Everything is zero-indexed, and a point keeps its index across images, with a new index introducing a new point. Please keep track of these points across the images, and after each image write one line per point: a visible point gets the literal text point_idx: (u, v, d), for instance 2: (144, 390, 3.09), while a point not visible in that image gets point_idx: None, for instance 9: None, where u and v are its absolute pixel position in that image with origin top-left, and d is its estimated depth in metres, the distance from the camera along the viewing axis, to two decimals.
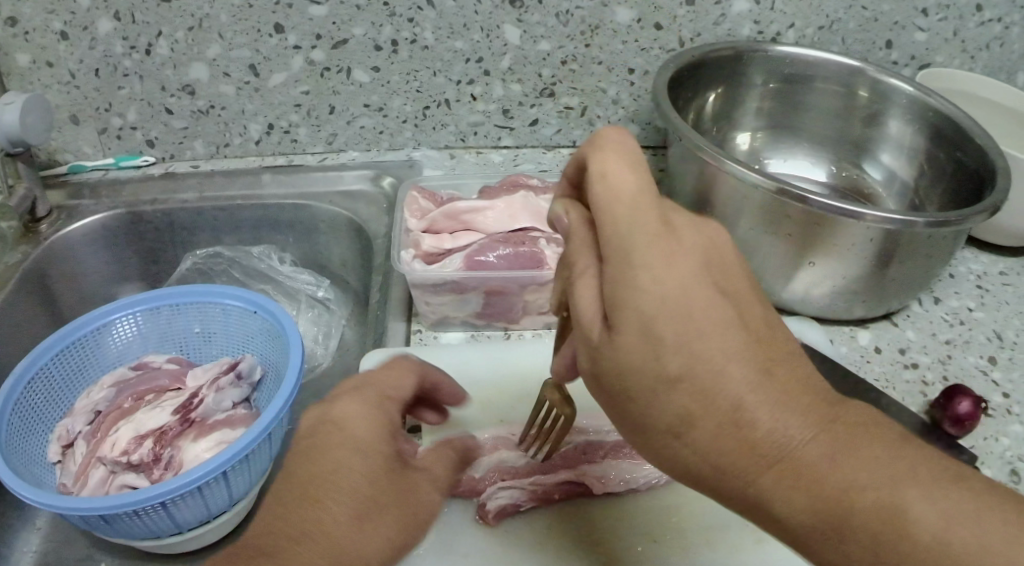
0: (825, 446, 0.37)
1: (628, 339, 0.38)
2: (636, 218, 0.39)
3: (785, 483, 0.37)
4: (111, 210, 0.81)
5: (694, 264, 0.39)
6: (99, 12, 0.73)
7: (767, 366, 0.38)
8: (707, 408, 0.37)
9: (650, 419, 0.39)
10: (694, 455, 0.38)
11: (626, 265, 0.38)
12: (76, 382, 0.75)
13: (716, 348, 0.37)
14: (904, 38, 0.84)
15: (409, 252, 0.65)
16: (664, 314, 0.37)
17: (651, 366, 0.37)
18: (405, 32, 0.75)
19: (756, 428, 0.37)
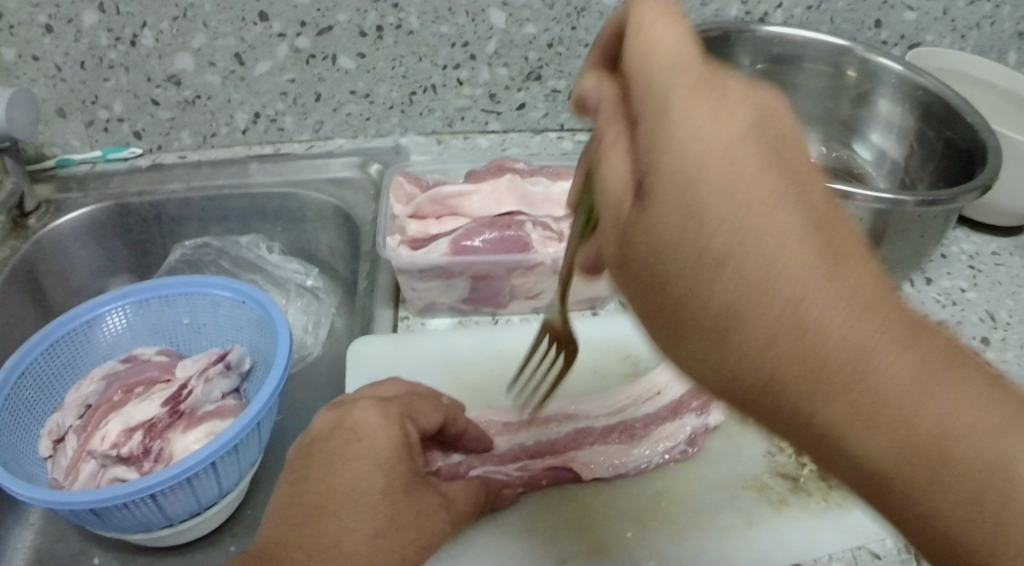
0: (912, 370, 0.30)
1: (668, 210, 0.31)
2: (676, 77, 0.31)
3: (864, 405, 0.31)
4: (99, 203, 0.81)
5: (746, 121, 0.31)
6: (83, 5, 0.73)
7: (839, 259, 0.30)
8: (763, 306, 0.30)
9: (692, 310, 0.32)
10: (745, 355, 0.31)
11: (661, 130, 0.31)
12: (66, 376, 0.75)
13: (778, 231, 0.30)
14: (893, 17, 0.84)
15: (395, 237, 0.64)
16: (713, 174, 0.30)
17: (694, 247, 0.31)
18: (390, 17, 0.75)
19: (824, 337, 0.30)
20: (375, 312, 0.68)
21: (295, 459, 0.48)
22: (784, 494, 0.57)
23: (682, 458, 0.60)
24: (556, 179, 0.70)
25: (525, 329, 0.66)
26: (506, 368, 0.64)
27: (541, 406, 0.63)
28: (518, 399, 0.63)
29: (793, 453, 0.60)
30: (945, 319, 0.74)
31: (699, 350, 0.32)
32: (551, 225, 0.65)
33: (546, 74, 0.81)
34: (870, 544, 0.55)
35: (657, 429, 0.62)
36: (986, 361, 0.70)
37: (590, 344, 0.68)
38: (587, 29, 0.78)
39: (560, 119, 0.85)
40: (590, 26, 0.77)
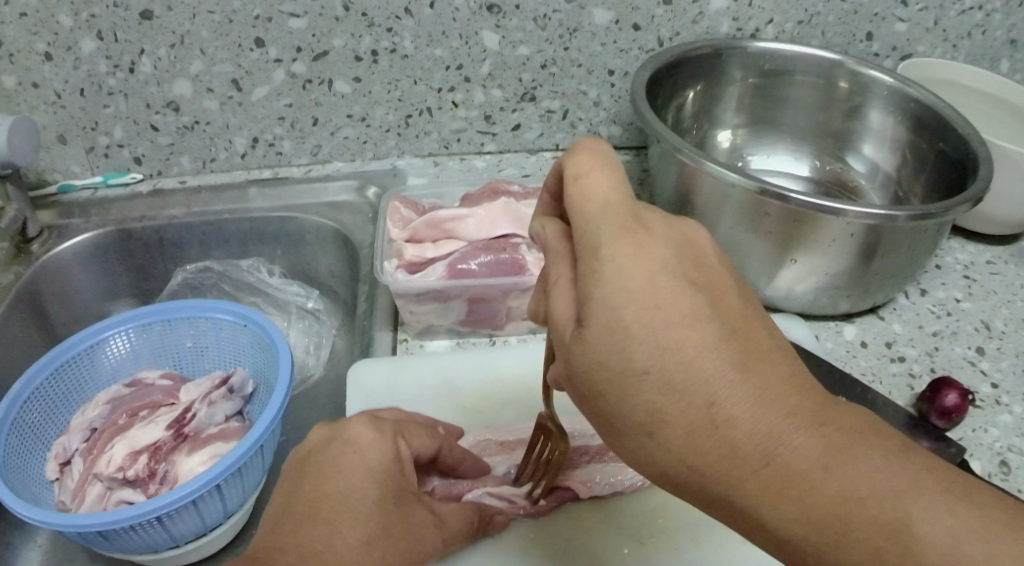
0: (821, 451, 0.34)
1: (593, 324, 0.36)
2: (604, 216, 0.39)
3: (772, 488, 0.34)
4: (101, 228, 0.82)
5: (663, 253, 0.37)
6: (82, 32, 0.73)
7: (747, 364, 0.35)
8: (678, 406, 0.35)
9: (621, 416, 0.36)
10: (670, 452, 0.35)
11: (593, 258, 0.37)
12: (72, 400, 0.76)
13: (688, 342, 0.35)
14: (885, 29, 0.85)
15: (392, 262, 0.65)
16: (631, 303, 0.36)
17: (617, 358, 0.36)
18: (385, 41, 0.76)
19: (735, 428, 0.34)
20: (374, 335, 0.69)
21: (290, 471, 0.49)
22: None
23: None
24: None
25: (522, 350, 0.67)
26: (504, 389, 0.65)
27: None
28: (516, 420, 0.63)
29: None
30: (939, 329, 0.74)
31: (636, 454, 0.37)
32: None
33: (539, 94, 0.81)
34: None
35: None
36: (981, 371, 0.70)
37: None
38: (579, 49, 0.78)
39: (555, 139, 0.86)
40: (583, 46, 0.78)
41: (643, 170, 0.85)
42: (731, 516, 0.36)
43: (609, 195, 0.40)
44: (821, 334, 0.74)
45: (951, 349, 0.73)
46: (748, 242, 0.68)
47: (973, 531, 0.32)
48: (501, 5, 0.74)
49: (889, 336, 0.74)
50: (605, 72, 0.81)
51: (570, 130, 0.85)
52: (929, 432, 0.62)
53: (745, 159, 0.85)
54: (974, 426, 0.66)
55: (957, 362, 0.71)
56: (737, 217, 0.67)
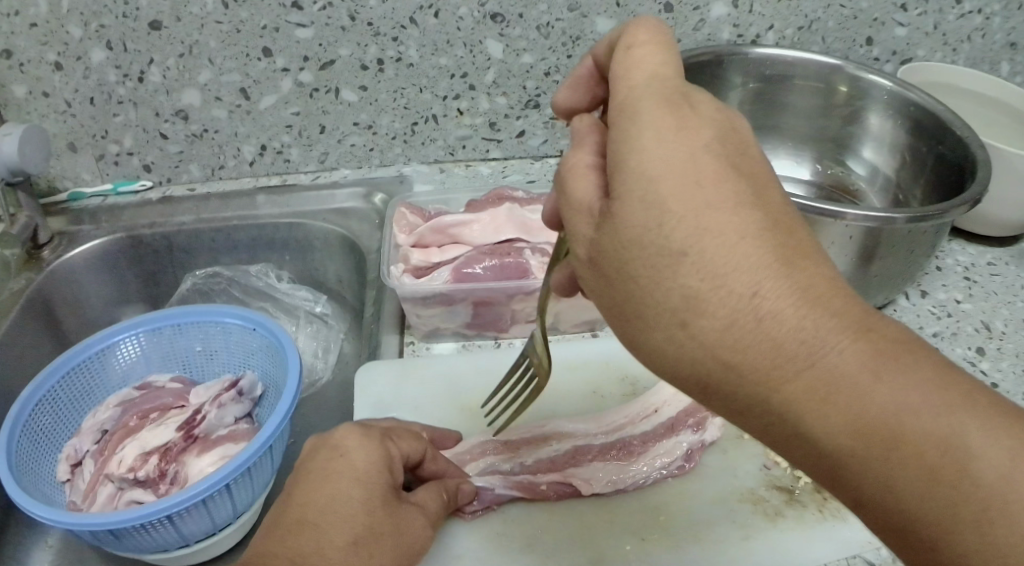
0: (866, 355, 0.34)
1: (626, 196, 0.35)
2: (646, 93, 0.37)
3: (814, 393, 0.34)
4: (111, 234, 0.83)
5: (706, 135, 0.36)
6: (92, 42, 0.75)
7: (792, 260, 0.34)
8: (718, 293, 0.34)
9: (652, 305, 0.36)
10: (703, 342, 0.35)
11: (629, 137, 0.36)
12: (83, 403, 0.77)
13: (729, 227, 0.34)
14: (884, 34, 0.85)
15: (398, 267, 0.66)
16: (670, 177, 0.35)
17: (653, 235, 0.35)
18: (390, 50, 0.77)
19: (779, 324, 0.34)
20: (381, 339, 0.70)
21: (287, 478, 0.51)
22: (780, 507, 0.59)
23: (679, 473, 0.61)
24: None
25: None
26: None
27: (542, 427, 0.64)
28: (517, 420, 0.64)
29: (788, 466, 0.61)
30: (940, 330, 0.75)
31: (664, 346, 0.36)
32: (549, 250, 0.67)
33: (544, 102, 0.83)
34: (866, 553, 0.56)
35: (655, 445, 0.63)
36: (981, 371, 0.71)
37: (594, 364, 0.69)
38: (582, 57, 0.79)
39: (559, 145, 0.87)
40: (586, 54, 0.79)
41: None
42: (767, 414, 0.35)
43: (656, 76, 0.38)
44: None
45: (951, 349, 0.73)
46: None
47: (1017, 451, 0.32)
48: (504, 14, 0.75)
49: None
50: None
51: None
52: None
53: None
54: None
55: (956, 362, 0.72)
56: None
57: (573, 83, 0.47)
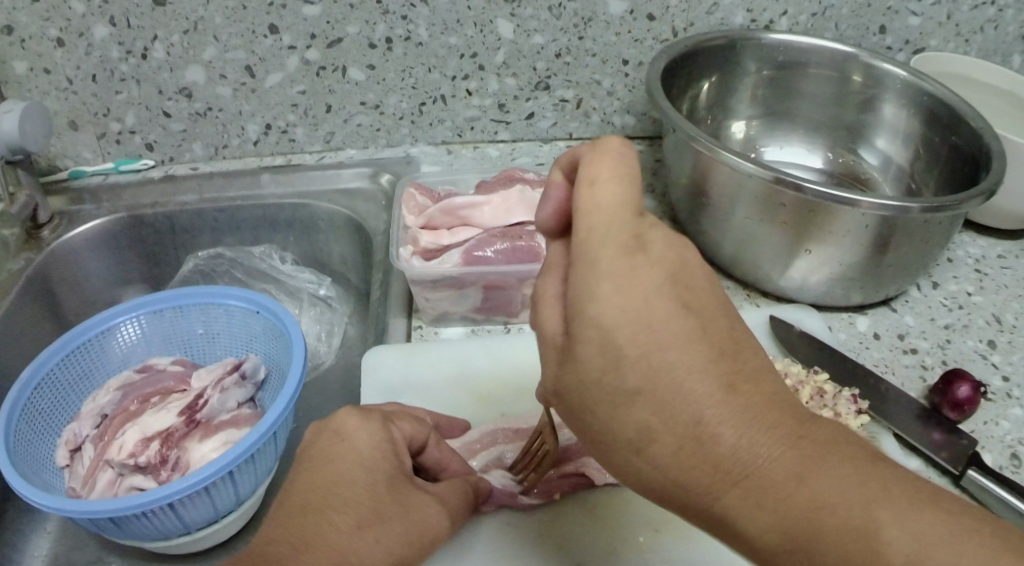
0: (796, 462, 0.33)
1: (587, 347, 0.35)
2: (609, 231, 0.36)
3: (751, 504, 0.34)
4: (113, 214, 0.81)
5: (659, 277, 0.35)
6: (95, 18, 0.73)
7: (731, 382, 0.34)
8: (669, 426, 0.34)
9: (613, 436, 0.36)
10: (661, 473, 0.35)
11: (581, 288, 0.36)
12: (82, 387, 0.76)
13: (672, 350, 0.34)
14: (898, 22, 0.84)
15: (407, 248, 0.65)
16: (624, 327, 0.34)
17: (610, 379, 0.35)
18: (399, 29, 0.76)
19: (718, 448, 0.34)
20: (388, 322, 0.69)
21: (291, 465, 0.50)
22: None
23: None
24: None
25: (540, 338, 0.67)
26: (519, 376, 0.65)
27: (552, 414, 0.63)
28: (530, 408, 0.63)
29: None
30: (951, 322, 0.74)
31: (629, 471, 0.36)
32: None
33: (554, 83, 0.81)
34: None
35: None
36: (993, 364, 0.70)
37: None
38: (594, 39, 0.78)
39: (569, 128, 0.86)
40: (597, 36, 0.78)
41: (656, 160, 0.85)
42: (705, 520, 0.35)
43: (616, 196, 0.37)
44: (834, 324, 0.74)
45: (963, 341, 0.73)
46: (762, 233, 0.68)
47: (937, 538, 0.31)
48: None
49: (902, 328, 0.74)
50: (619, 62, 0.80)
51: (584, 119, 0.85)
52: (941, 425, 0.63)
53: (759, 151, 0.85)
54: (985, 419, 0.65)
55: (968, 355, 0.71)
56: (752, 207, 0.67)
57: (557, 204, 0.40)
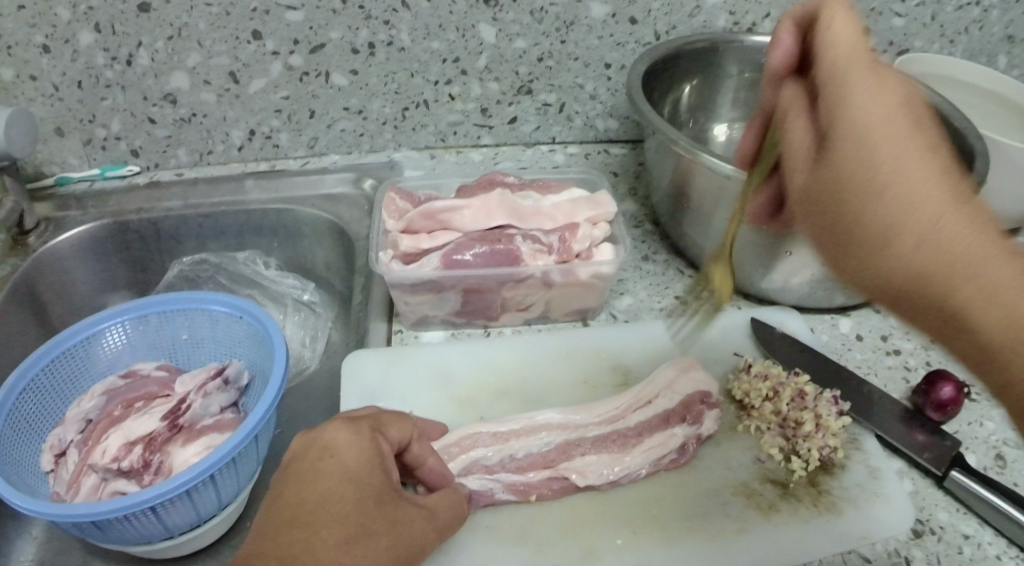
0: (1019, 269, 0.41)
1: (844, 149, 0.42)
2: (852, 61, 0.43)
3: (982, 295, 0.41)
4: (98, 220, 0.82)
5: (899, 95, 0.43)
6: (80, 25, 0.74)
7: (962, 199, 0.42)
8: (912, 222, 0.41)
9: (860, 225, 0.42)
10: (903, 258, 0.42)
11: (837, 89, 0.43)
12: (68, 391, 0.76)
13: (918, 165, 0.42)
14: (882, 24, 0.85)
15: (386, 253, 0.65)
16: (876, 126, 0.42)
17: (864, 170, 0.42)
18: (382, 34, 0.76)
19: (954, 238, 0.41)
20: (369, 326, 0.69)
21: (277, 478, 0.50)
22: (775, 500, 0.58)
23: (673, 466, 0.60)
24: (545, 193, 0.71)
25: (518, 342, 0.67)
26: (498, 381, 0.65)
27: (530, 418, 0.62)
28: (508, 411, 0.63)
29: (781, 458, 0.60)
30: None
31: (869, 259, 0.43)
32: (540, 237, 0.65)
33: (536, 88, 0.82)
34: (861, 548, 0.56)
35: (647, 437, 0.61)
36: None
37: (584, 353, 0.67)
38: (576, 43, 0.78)
39: (551, 132, 0.86)
40: (579, 40, 0.78)
41: (639, 163, 0.85)
42: (939, 315, 0.43)
43: (855, 33, 0.44)
44: (817, 326, 0.72)
45: None
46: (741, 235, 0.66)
47: None
48: None
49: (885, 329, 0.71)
50: (602, 65, 0.81)
51: (566, 123, 0.85)
52: (925, 425, 0.61)
53: None
54: (969, 419, 0.64)
55: None
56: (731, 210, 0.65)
57: (786, 50, 0.48)
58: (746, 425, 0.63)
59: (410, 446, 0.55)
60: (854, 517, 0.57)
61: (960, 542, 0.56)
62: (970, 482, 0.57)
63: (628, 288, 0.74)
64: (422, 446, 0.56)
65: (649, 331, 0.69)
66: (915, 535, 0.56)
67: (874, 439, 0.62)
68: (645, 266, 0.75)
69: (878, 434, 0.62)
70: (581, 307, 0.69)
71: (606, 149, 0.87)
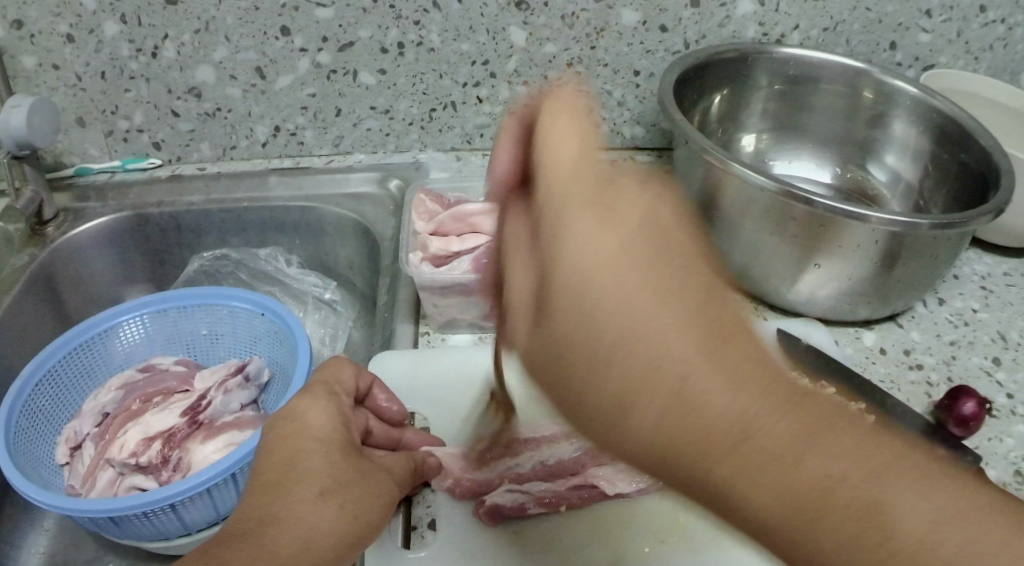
0: (798, 433, 0.35)
1: (568, 311, 0.37)
2: (578, 179, 0.40)
3: (750, 460, 0.35)
4: (118, 212, 0.81)
5: (633, 229, 0.38)
6: (106, 15, 0.73)
7: (718, 338, 0.36)
8: (653, 387, 0.35)
9: (592, 401, 0.37)
10: (644, 437, 0.36)
11: (558, 234, 0.39)
12: (83, 384, 0.76)
13: (652, 310, 0.36)
14: (908, 39, 0.84)
15: (416, 255, 0.64)
16: (603, 275, 0.37)
17: (594, 335, 0.37)
18: (411, 34, 0.76)
19: (710, 416, 0.35)
20: (395, 327, 0.68)
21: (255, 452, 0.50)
22: None
23: None
24: None
25: None
26: None
27: (561, 424, 0.62)
28: (537, 417, 0.63)
29: None
30: (956, 339, 0.73)
31: (612, 434, 0.37)
32: None
33: None
34: None
35: None
36: (997, 382, 0.69)
37: None
38: (605, 49, 0.78)
39: None
40: (609, 46, 0.78)
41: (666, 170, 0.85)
42: (703, 494, 0.37)
43: (579, 136, 0.41)
44: (840, 339, 0.73)
45: (968, 359, 0.71)
46: (769, 246, 0.67)
47: (941, 515, 0.34)
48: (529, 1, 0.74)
49: (908, 343, 0.72)
50: (630, 72, 0.80)
51: None
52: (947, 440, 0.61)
53: (768, 164, 0.86)
54: (990, 435, 0.64)
55: (972, 372, 0.70)
56: (760, 219, 0.66)
57: (510, 162, 0.44)
58: None
59: (364, 400, 0.58)
60: None
61: None
62: None
63: None
64: (374, 397, 0.58)
65: None
66: None
67: None
68: None
69: None
70: None
71: (631, 155, 0.87)
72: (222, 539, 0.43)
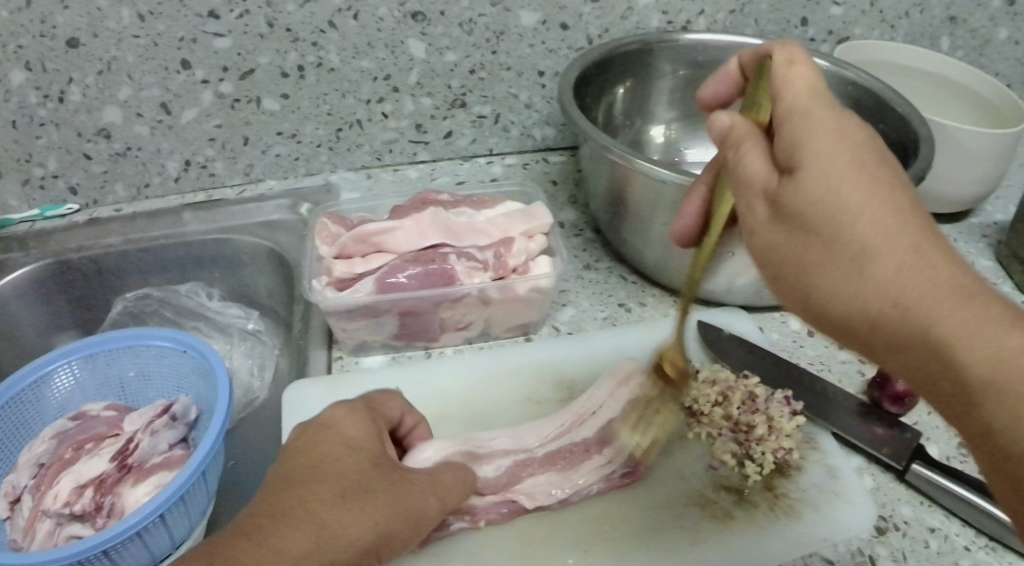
0: (975, 309, 0.37)
1: (808, 180, 0.39)
2: (815, 108, 0.41)
3: (964, 326, 0.36)
4: (41, 261, 0.80)
5: (861, 135, 0.40)
6: (10, 64, 0.72)
7: (930, 233, 0.38)
8: (888, 243, 0.38)
9: (819, 265, 0.40)
10: (875, 290, 0.38)
11: (796, 124, 0.41)
12: (18, 437, 0.75)
13: (880, 196, 0.38)
14: (820, 13, 0.84)
15: (319, 281, 0.64)
16: (842, 160, 0.39)
17: (830, 210, 0.39)
18: (311, 56, 0.75)
19: (909, 284, 0.37)
20: (308, 355, 0.68)
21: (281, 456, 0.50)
22: (730, 508, 0.58)
23: (628, 480, 0.59)
24: (481, 208, 0.70)
25: (457, 364, 0.66)
26: (440, 403, 0.64)
27: (483, 442, 0.60)
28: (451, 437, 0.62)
29: (735, 464, 0.60)
30: None
31: (825, 294, 0.40)
32: (476, 254, 0.65)
33: (470, 100, 0.81)
34: (823, 550, 0.56)
35: (599, 454, 0.60)
36: None
37: (528, 370, 0.66)
38: (508, 52, 0.78)
39: (488, 144, 0.85)
40: (511, 49, 0.78)
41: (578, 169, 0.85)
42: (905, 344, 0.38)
43: (812, 80, 0.43)
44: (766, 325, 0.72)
45: None
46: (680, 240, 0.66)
47: None
48: (425, 12, 0.74)
49: None
50: (535, 74, 0.80)
51: (503, 133, 0.85)
52: (883, 418, 0.61)
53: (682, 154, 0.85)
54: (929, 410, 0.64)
55: None
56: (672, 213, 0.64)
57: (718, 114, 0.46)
58: (698, 432, 0.62)
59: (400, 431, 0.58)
60: (808, 520, 0.57)
61: (925, 536, 0.55)
62: (933, 475, 0.56)
63: (571, 299, 0.73)
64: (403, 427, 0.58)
65: (591, 343, 0.68)
66: (880, 532, 0.56)
67: (830, 437, 0.62)
68: (586, 275, 0.75)
69: (834, 433, 0.62)
70: (522, 322, 0.68)
71: (544, 157, 0.87)
72: (232, 535, 0.41)
